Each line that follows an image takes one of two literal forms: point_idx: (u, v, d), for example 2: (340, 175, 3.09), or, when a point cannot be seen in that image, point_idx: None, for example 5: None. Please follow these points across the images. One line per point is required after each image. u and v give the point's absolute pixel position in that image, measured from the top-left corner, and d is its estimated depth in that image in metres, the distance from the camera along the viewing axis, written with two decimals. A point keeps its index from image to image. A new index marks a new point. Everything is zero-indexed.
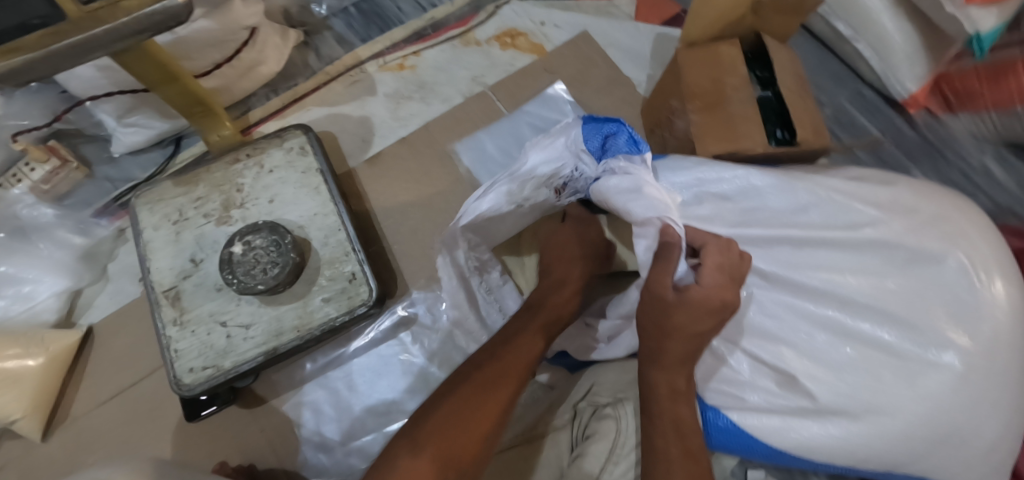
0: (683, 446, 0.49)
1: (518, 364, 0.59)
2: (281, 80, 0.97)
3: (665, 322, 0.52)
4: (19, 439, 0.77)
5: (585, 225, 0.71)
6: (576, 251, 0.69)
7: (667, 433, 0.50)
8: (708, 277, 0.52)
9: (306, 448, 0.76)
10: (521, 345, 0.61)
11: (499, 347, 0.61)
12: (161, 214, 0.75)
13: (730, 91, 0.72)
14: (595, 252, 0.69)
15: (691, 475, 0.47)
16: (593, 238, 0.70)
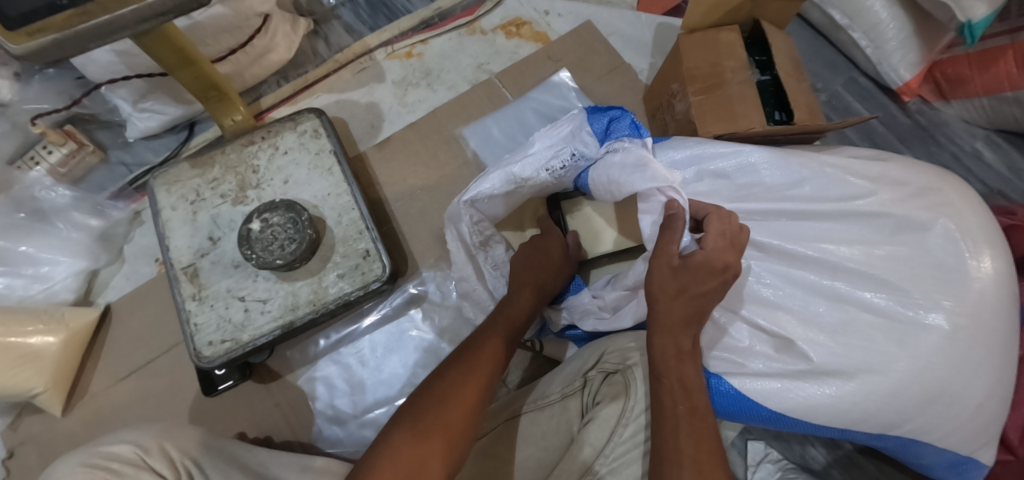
0: (689, 405, 0.52)
1: (489, 356, 0.60)
2: (291, 68, 0.99)
3: (666, 285, 0.54)
4: (39, 413, 0.79)
5: (537, 236, 0.73)
6: (535, 254, 0.70)
7: (674, 390, 0.52)
8: (707, 241, 0.55)
9: (320, 420, 0.79)
10: (488, 340, 0.62)
11: (474, 342, 0.62)
12: (178, 194, 0.77)
13: (728, 74, 0.76)
14: (551, 256, 0.70)
15: (698, 429, 0.50)
16: (551, 244, 0.71)
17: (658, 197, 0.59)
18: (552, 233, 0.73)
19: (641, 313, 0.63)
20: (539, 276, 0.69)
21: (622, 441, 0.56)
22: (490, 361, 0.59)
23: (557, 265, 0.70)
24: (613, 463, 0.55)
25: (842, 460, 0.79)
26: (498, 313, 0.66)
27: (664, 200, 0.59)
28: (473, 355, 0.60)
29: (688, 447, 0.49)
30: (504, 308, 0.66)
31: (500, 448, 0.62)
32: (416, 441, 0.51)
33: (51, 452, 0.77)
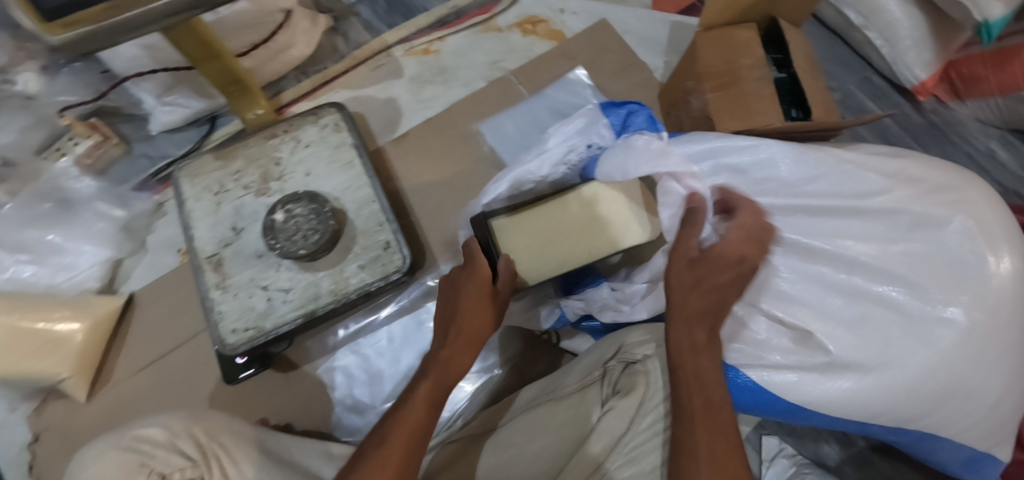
0: (704, 398, 0.52)
1: (412, 434, 0.55)
2: (310, 63, 1.01)
3: (683, 277, 0.55)
4: (62, 400, 0.80)
5: (459, 276, 0.66)
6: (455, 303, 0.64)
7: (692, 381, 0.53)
8: (726, 236, 0.56)
9: (339, 409, 0.80)
10: (412, 412, 0.57)
11: (395, 418, 0.57)
12: (201, 186, 0.78)
13: (744, 71, 0.77)
14: (473, 297, 0.63)
15: (712, 424, 0.51)
16: (473, 283, 0.64)
17: (679, 190, 0.62)
18: (473, 268, 0.65)
19: (658, 306, 0.65)
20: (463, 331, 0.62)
21: (641, 431, 0.57)
22: (410, 440, 0.55)
23: (482, 310, 0.63)
24: (632, 454, 0.56)
25: (854, 457, 0.79)
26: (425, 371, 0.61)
27: (685, 191, 0.61)
28: (388, 439, 0.55)
29: (704, 439, 0.50)
30: (429, 369, 0.60)
31: (515, 437, 0.63)
32: None
33: (75, 437, 0.79)
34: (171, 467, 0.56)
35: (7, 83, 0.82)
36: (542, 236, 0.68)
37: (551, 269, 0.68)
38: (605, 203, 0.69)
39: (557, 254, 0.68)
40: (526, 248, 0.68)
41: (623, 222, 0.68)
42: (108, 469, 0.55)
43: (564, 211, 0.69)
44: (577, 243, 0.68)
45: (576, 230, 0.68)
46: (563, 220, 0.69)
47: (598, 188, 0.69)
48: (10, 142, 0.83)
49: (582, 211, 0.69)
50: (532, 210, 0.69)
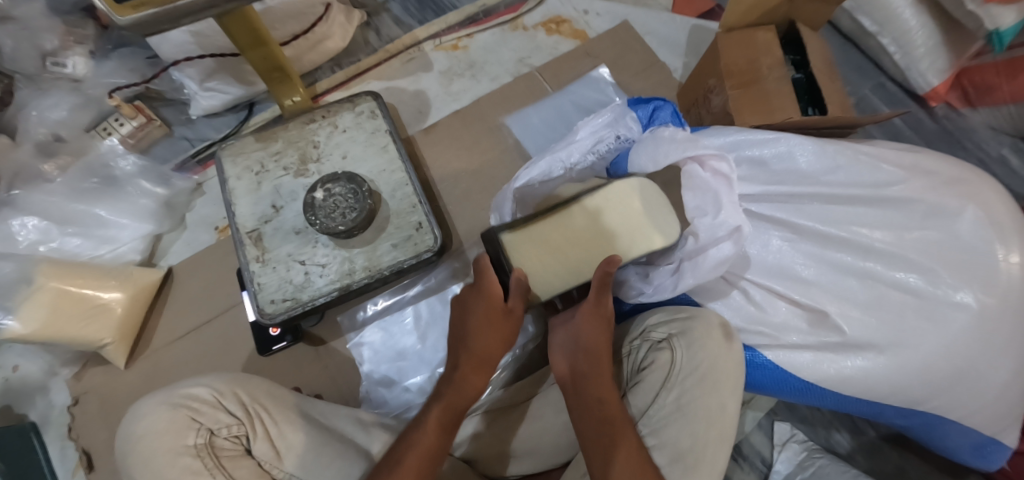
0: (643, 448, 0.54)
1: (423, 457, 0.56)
2: (343, 55, 1.05)
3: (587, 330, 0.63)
4: (102, 365, 0.84)
5: (470, 298, 0.66)
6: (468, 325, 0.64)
7: (622, 419, 0.56)
8: (597, 300, 0.63)
9: (366, 383, 0.83)
10: (423, 437, 0.57)
11: (406, 442, 0.57)
12: (243, 165, 0.82)
13: (765, 71, 0.80)
14: (489, 318, 0.63)
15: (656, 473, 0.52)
16: (484, 307, 0.64)
17: (703, 172, 0.65)
18: (484, 287, 0.65)
19: (681, 287, 0.66)
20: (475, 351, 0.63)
21: (665, 403, 0.59)
22: (420, 463, 0.55)
23: (494, 331, 0.63)
24: (656, 425, 0.59)
25: (865, 446, 0.82)
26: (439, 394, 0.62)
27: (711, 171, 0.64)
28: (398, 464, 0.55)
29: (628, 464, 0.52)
30: (443, 391, 0.62)
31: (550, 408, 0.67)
32: None
33: (114, 402, 0.82)
34: (218, 424, 0.57)
35: (60, 66, 0.91)
36: (553, 247, 0.67)
37: (563, 282, 0.66)
38: (621, 211, 0.67)
39: (571, 266, 0.66)
40: (536, 262, 0.67)
41: (644, 227, 0.66)
42: (160, 424, 0.56)
43: (577, 220, 0.67)
44: (591, 253, 0.66)
45: (590, 239, 0.66)
46: (575, 230, 0.67)
47: (614, 193, 0.67)
48: (62, 118, 0.89)
49: (598, 219, 0.67)
50: (543, 220, 0.68)
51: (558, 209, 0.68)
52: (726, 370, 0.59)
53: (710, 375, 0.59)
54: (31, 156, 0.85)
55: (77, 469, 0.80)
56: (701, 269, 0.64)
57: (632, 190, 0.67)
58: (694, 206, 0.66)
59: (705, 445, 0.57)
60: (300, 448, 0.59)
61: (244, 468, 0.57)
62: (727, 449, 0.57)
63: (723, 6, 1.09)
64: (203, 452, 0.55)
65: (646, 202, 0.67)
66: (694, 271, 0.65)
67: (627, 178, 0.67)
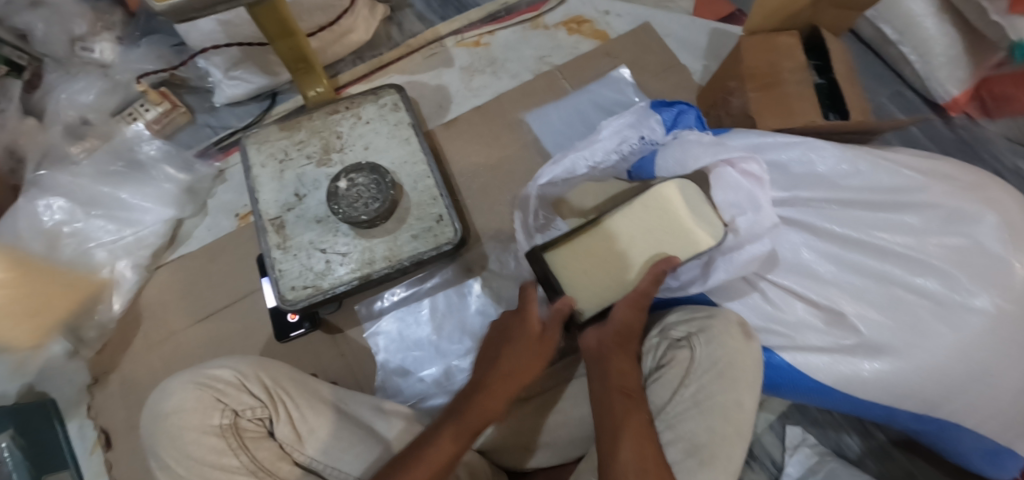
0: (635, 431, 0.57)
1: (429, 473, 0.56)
2: (366, 49, 1.06)
3: (624, 311, 0.63)
4: (122, 346, 0.85)
5: (507, 318, 0.68)
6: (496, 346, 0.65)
7: (636, 405, 0.59)
8: (644, 291, 0.63)
9: (382, 373, 0.84)
10: (434, 450, 0.57)
11: (416, 456, 0.57)
12: (267, 153, 0.83)
13: (786, 74, 0.81)
14: (524, 338, 0.64)
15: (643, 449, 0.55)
16: (521, 329, 0.64)
17: (733, 172, 0.68)
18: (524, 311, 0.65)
19: (712, 282, 0.68)
20: (501, 369, 0.62)
21: (683, 400, 0.60)
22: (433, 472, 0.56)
23: (527, 352, 0.63)
24: (672, 420, 0.60)
25: (876, 451, 0.82)
26: (457, 410, 0.61)
27: (744, 171, 0.67)
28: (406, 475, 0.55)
29: (633, 451, 0.55)
30: (465, 406, 0.61)
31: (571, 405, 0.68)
32: None
33: (133, 382, 0.84)
34: (243, 405, 0.58)
35: (88, 51, 0.94)
36: (594, 261, 0.70)
37: (608, 294, 0.69)
38: (662, 213, 0.69)
39: (614, 276, 0.69)
40: (579, 278, 0.70)
41: (688, 225, 0.67)
42: (187, 403, 0.57)
43: (616, 230, 0.70)
44: (633, 259, 0.68)
45: (632, 245, 0.69)
46: (614, 239, 0.70)
47: (654, 196, 0.69)
48: (90, 102, 0.91)
49: (640, 223, 0.69)
50: (581, 236, 0.71)
51: (595, 222, 0.71)
52: (744, 367, 0.60)
53: (730, 370, 0.60)
54: (59, 138, 0.88)
55: (94, 448, 0.81)
56: (735, 263, 0.66)
57: (674, 192, 0.68)
58: (729, 204, 0.68)
59: (721, 439, 0.57)
60: (321, 433, 0.59)
61: (267, 449, 0.58)
62: (744, 445, 0.58)
63: (743, 11, 1.10)
64: (229, 432, 0.57)
65: (688, 201, 0.68)
66: (727, 265, 0.66)
67: (669, 179, 0.69)
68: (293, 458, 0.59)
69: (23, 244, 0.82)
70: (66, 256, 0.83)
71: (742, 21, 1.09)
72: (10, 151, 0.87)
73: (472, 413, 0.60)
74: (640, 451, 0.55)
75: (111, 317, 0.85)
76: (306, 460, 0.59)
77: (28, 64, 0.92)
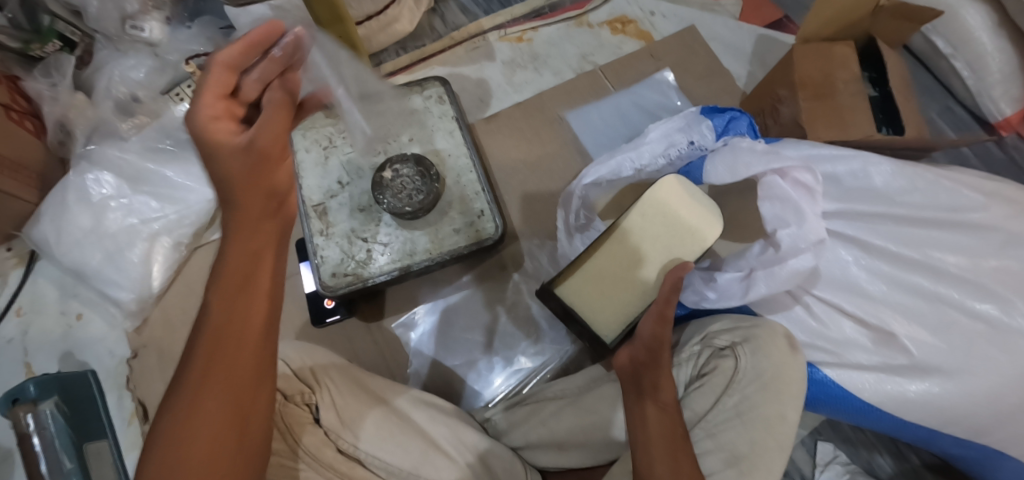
0: (671, 447, 0.56)
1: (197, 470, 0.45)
2: (409, 39, 1.06)
3: (657, 329, 0.62)
4: (164, 322, 0.87)
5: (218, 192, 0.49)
6: (231, 298, 0.49)
7: (671, 419, 0.58)
8: (666, 301, 0.62)
9: (414, 362, 0.85)
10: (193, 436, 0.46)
11: (164, 451, 0.45)
12: (312, 138, 0.84)
13: (841, 85, 0.80)
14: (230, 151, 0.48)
15: (679, 461, 0.55)
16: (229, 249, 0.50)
17: (783, 182, 0.65)
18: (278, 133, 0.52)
19: (751, 296, 0.66)
20: (240, 287, 0.49)
21: (726, 410, 0.60)
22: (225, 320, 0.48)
23: (249, 253, 0.50)
24: (713, 429, 0.59)
25: (908, 473, 0.81)
26: (199, 387, 0.47)
27: (790, 184, 0.64)
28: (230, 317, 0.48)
29: (667, 458, 0.55)
30: (206, 382, 0.47)
31: (608, 409, 0.67)
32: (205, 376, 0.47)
33: (172, 356, 0.85)
34: (293, 390, 0.59)
35: (138, 30, 0.93)
36: (607, 282, 0.70)
37: (629, 310, 0.70)
38: (665, 215, 0.69)
39: (633, 292, 0.69)
40: (599, 308, 0.71)
41: (691, 224, 0.68)
42: None
43: (623, 245, 0.70)
44: (648, 272, 0.69)
45: (642, 258, 0.69)
46: (623, 256, 0.70)
47: (650, 201, 0.69)
48: (141, 79, 0.93)
49: (644, 234, 0.69)
50: (589, 262, 0.71)
51: (598, 244, 0.71)
52: (790, 381, 0.60)
53: (775, 382, 0.60)
54: (110, 115, 0.90)
55: (132, 419, 0.83)
56: (777, 278, 0.64)
57: (677, 197, 0.68)
58: (773, 216, 0.65)
59: (763, 451, 0.57)
60: (363, 420, 0.60)
61: (313, 434, 0.58)
62: (786, 458, 0.58)
63: (791, 19, 1.08)
64: (278, 416, 0.58)
65: (685, 198, 0.69)
66: (768, 279, 0.64)
67: (662, 182, 0.69)
68: (337, 445, 0.58)
69: (70, 215, 0.84)
70: (110, 229, 0.84)
71: (789, 28, 1.07)
72: (60, 123, 0.89)
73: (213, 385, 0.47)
74: (676, 458, 0.55)
75: (152, 293, 0.86)
76: (347, 447, 0.58)
77: (80, 40, 0.94)
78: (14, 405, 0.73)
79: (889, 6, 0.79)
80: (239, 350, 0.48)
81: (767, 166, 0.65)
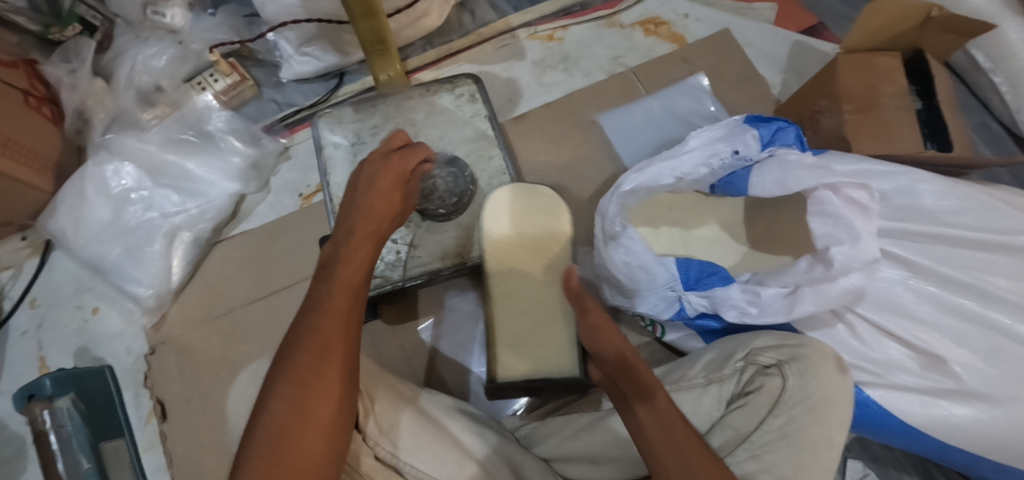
0: (687, 463, 0.49)
1: (308, 432, 0.43)
2: (437, 34, 1.03)
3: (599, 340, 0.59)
4: (181, 318, 0.85)
5: (343, 211, 0.56)
6: (353, 287, 0.50)
7: (675, 424, 0.52)
8: (581, 309, 0.61)
9: (439, 368, 0.83)
10: (321, 400, 0.44)
11: (279, 411, 0.43)
12: (340, 134, 0.85)
13: (886, 98, 0.78)
14: (387, 180, 0.57)
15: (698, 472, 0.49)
16: (351, 240, 0.53)
17: (835, 197, 0.65)
18: (395, 160, 0.58)
19: (798, 312, 0.65)
20: (359, 264, 0.52)
21: (771, 431, 0.57)
22: (343, 303, 0.48)
23: (367, 244, 0.54)
24: (757, 450, 0.57)
25: None
26: (324, 352, 0.45)
27: (838, 200, 0.65)
28: (338, 301, 0.48)
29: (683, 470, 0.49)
30: (329, 348, 0.46)
31: None
32: (317, 356, 0.45)
33: (190, 353, 0.83)
34: None
35: (160, 16, 0.91)
36: (531, 331, 0.72)
37: (565, 339, 0.71)
38: (517, 244, 0.74)
39: (552, 323, 0.72)
40: (547, 361, 0.71)
41: (533, 233, 0.74)
42: None
43: (509, 295, 0.73)
44: (546, 297, 0.73)
45: (535, 292, 0.73)
46: (521, 305, 0.72)
47: (490, 250, 0.74)
48: (162, 68, 0.90)
49: (524, 271, 0.73)
50: (499, 327, 0.72)
51: (494, 312, 0.72)
52: (839, 404, 0.59)
53: (823, 405, 0.58)
54: (131, 104, 0.87)
55: (149, 418, 0.81)
56: (824, 296, 0.63)
57: (530, 218, 0.73)
58: (825, 233, 0.65)
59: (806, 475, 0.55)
60: (402, 430, 0.59)
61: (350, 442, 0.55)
62: None
63: (826, 25, 1.05)
64: None
65: (515, 218, 0.75)
66: (816, 296, 0.64)
67: (484, 227, 0.74)
68: (374, 452, 0.56)
69: (90, 207, 0.82)
70: (131, 223, 0.83)
71: (825, 35, 1.04)
72: (78, 111, 0.86)
73: (338, 350, 0.46)
74: (689, 471, 0.49)
75: (170, 289, 0.84)
76: (384, 454, 0.56)
77: (100, 25, 0.91)
78: (30, 402, 0.71)
79: (938, 18, 0.76)
80: (349, 312, 0.48)
81: (818, 181, 0.66)
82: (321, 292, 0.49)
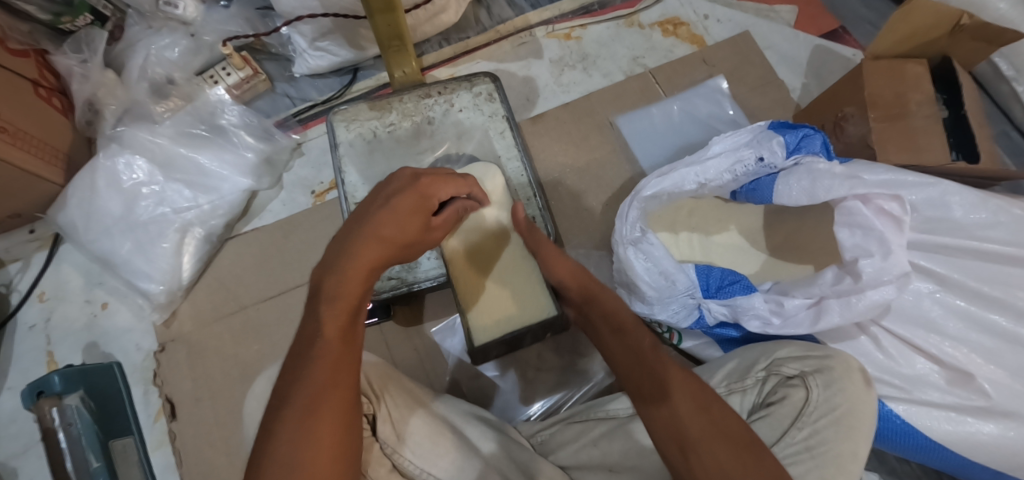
0: (699, 402, 0.48)
1: None
2: (454, 31, 1.02)
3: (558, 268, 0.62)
4: (191, 315, 0.83)
5: (345, 235, 0.52)
6: (343, 329, 0.48)
7: (676, 367, 0.52)
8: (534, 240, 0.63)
9: (453, 370, 0.83)
10: (316, 463, 0.43)
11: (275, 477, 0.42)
12: (355, 132, 0.83)
13: (914, 106, 0.77)
14: (409, 205, 0.53)
15: (700, 399, 0.49)
16: (340, 276, 0.49)
17: (867, 209, 0.65)
18: (422, 183, 0.54)
19: (822, 325, 0.66)
20: (348, 303, 0.49)
21: (793, 444, 0.56)
22: (334, 352, 0.46)
23: (362, 275, 0.50)
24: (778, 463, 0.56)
25: None
26: (313, 411, 0.44)
27: (869, 212, 0.65)
28: (329, 349, 0.46)
29: (693, 410, 0.48)
30: (318, 406, 0.44)
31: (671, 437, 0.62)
32: (309, 416, 0.44)
33: (200, 351, 0.81)
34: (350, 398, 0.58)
35: (171, 6, 0.88)
36: (497, 278, 0.64)
37: (533, 279, 0.64)
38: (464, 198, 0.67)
39: (517, 264, 0.65)
40: (518, 306, 0.63)
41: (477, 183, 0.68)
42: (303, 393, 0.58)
43: (467, 246, 0.65)
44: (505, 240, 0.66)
45: (486, 237, 0.65)
46: (480, 253, 0.65)
47: None
48: (175, 59, 0.89)
49: (471, 221, 0.66)
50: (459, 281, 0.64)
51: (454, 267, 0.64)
52: (863, 417, 0.57)
53: (847, 418, 0.57)
54: (144, 97, 0.86)
55: (159, 416, 0.80)
56: (853, 309, 0.64)
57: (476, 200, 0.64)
58: (854, 244, 0.66)
59: None
60: (421, 435, 0.57)
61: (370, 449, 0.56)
62: None
63: (847, 29, 1.03)
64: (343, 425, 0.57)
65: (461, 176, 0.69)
66: (843, 309, 0.64)
67: None
68: (391, 459, 0.56)
69: (100, 201, 0.81)
70: (141, 218, 0.82)
71: (846, 39, 1.02)
72: (88, 102, 0.85)
73: (329, 407, 0.44)
74: (695, 408, 0.48)
75: (181, 285, 0.83)
76: (402, 463, 0.56)
77: (111, 15, 0.89)
78: (39, 399, 0.70)
79: (970, 26, 0.75)
80: (341, 362, 0.46)
81: (848, 190, 0.66)
82: (307, 340, 0.47)
